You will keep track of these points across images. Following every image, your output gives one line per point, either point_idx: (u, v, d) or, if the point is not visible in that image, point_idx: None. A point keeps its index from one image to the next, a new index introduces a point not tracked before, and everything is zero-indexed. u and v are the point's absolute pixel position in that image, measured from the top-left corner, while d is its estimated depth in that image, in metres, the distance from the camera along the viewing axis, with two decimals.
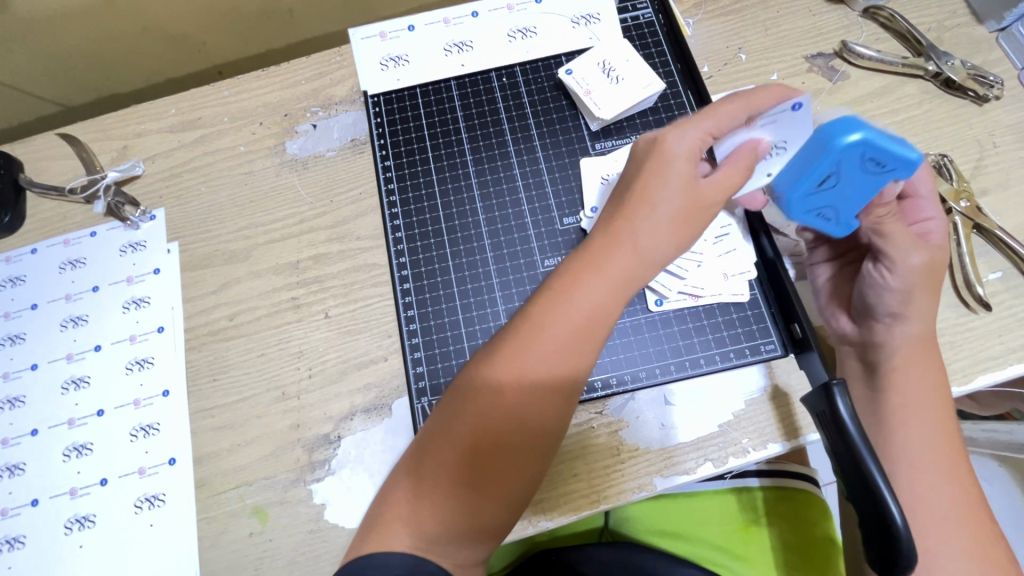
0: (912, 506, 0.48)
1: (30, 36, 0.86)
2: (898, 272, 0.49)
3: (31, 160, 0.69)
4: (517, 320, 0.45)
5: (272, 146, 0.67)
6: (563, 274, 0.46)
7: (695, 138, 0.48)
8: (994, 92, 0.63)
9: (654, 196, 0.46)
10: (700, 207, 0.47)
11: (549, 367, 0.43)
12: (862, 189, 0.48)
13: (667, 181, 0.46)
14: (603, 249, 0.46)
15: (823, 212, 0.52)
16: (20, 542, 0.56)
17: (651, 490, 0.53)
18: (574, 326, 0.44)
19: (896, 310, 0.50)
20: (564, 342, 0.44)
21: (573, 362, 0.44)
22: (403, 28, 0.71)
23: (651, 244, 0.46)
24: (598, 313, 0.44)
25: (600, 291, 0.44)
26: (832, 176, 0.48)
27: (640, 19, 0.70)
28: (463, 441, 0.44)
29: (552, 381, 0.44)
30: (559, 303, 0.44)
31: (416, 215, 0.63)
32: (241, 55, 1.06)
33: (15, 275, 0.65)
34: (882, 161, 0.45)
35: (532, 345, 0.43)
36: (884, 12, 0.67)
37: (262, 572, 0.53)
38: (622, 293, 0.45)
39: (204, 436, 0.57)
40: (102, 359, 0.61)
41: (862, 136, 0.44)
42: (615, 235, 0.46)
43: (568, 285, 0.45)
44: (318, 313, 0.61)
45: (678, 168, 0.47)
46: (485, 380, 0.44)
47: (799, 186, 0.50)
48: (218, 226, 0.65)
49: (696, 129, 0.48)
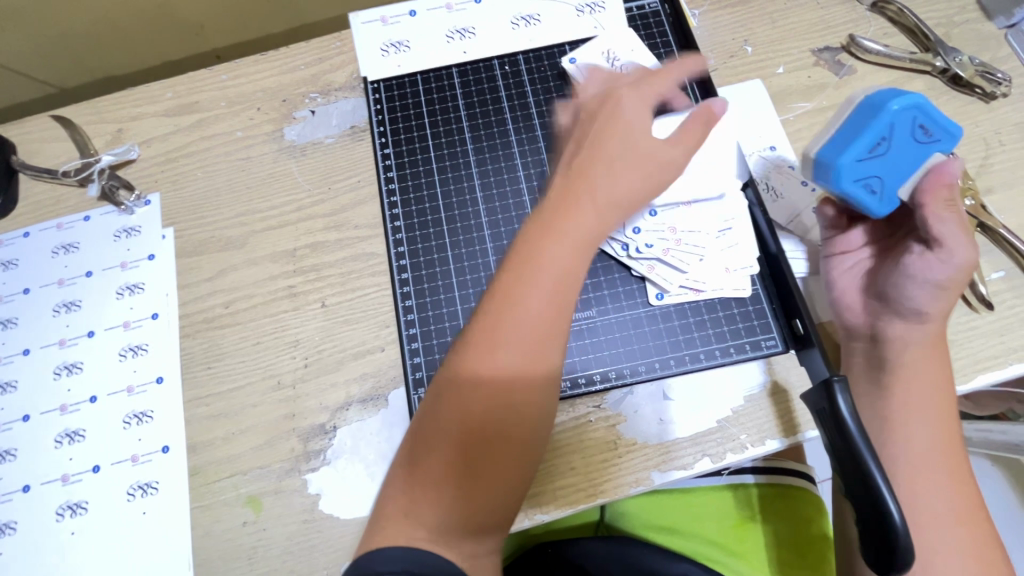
0: (912, 506, 0.47)
1: (22, 16, 0.84)
2: (947, 263, 0.49)
3: (24, 142, 0.68)
4: (489, 297, 0.45)
5: (270, 132, 0.66)
6: (528, 245, 0.45)
7: (641, 102, 0.50)
8: (1001, 89, 0.63)
9: (612, 153, 0.47)
10: (663, 160, 0.48)
11: (529, 339, 0.43)
12: (909, 159, 0.50)
13: (622, 138, 0.47)
14: (563, 209, 0.45)
15: (871, 184, 0.51)
16: (11, 528, 0.55)
17: (648, 485, 0.52)
18: (551, 294, 0.44)
19: (933, 301, 0.50)
20: (540, 316, 0.44)
21: (552, 326, 0.44)
22: (405, 13, 0.70)
23: (614, 201, 0.46)
24: (568, 276, 0.45)
25: (566, 253, 0.45)
26: (884, 142, 0.49)
27: (646, 8, 0.69)
28: (447, 430, 0.44)
29: (528, 355, 0.43)
30: (526, 271, 0.44)
31: (416, 204, 0.63)
32: (239, 38, 1.04)
33: (7, 259, 0.64)
34: (930, 127, 0.49)
35: (503, 324, 0.43)
36: (892, 6, 0.66)
37: (256, 562, 0.53)
38: (588, 252, 0.45)
39: (198, 425, 0.57)
40: (96, 344, 0.60)
41: (914, 99, 0.48)
42: (576, 193, 0.46)
43: (533, 252, 0.45)
44: (314, 302, 0.60)
45: (628, 125, 0.48)
46: (462, 368, 0.44)
47: (854, 149, 0.50)
48: (214, 212, 0.64)
49: (642, 94, 0.50)
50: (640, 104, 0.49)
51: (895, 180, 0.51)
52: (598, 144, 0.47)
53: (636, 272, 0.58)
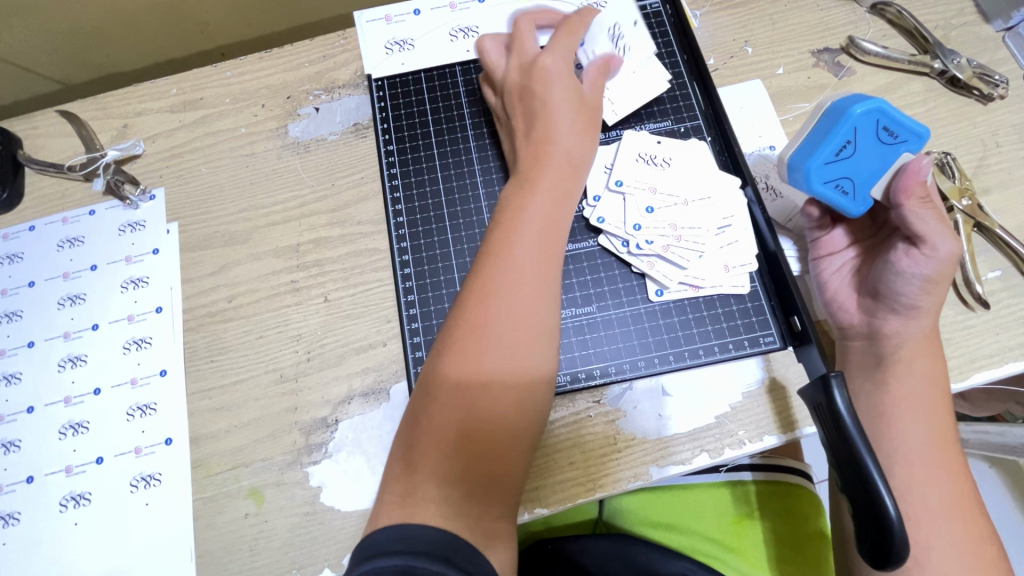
0: (907, 501, 0.48)
1: (28, 12, 0.85)
2: (931, 257, 0.49)
3: (31, 137, 0.69)
4: (471, 283, 0.48)
5: (274, 128, 0.67)
6: (511, 211, 0.51)
7: (562, 58, 0.58)
8: (999, 91, 0.63)
9: (559, 111, 0.55)
10: (593, 110, 0.57)
11: (525, 286, 0.47)
12: (876, 160, 0.51)
13: (562, 96, 0.56)
14: (536, 169, 0.53)
15: (842, 184, 0.52)
16: (15, 518, 0.56)
17: (646, 480, 0.53)
18: (539, 239, 0.50)
19: (919, 297, 0.50)
20: (529, 260, 0.48)
21: (534, 296, 0.47)
22: (409, 12, 0.70)
23: (577, 153, 0.54)
24: (551, 228, 0.51)
25: (543, 205, 0.51)
26: (849, 144, 0.50)
27: (648, 8, 0.69)
28: (454, 393, 0.45)
29: (523, 304, 0.47)
30: (510, 234, 0.49)
31: (418, 201, 0.63)
32: (243, 36, 1.05)
33: (13, 252, 0.64)
34: (893, 129, 0.49)
35: (497, 277, 0.47)
36: (891, 9, 0.67)
37: (257, 554, 0.53)
38: (563, 202, 0.52)
39: (200, 417, 0.57)
40: (100, 338, 0.61)
41: (876, 103, 0.49)
42: (543, 153, 0.54)
43: (516, 212, 0.51)
44: (317, 296, 0.61)
45: (562, 85, 0.56)
46: (461, 327, 0.47)
47: (820, 154, 0.50)
48: (219, 207, 0.65)
49: (559, 52, 0.58)
50: (562, 62, 0.58)
51: (864, 180, 0.52)
52: (545, 104, 0.55)
53: (636, 268, 0.58)
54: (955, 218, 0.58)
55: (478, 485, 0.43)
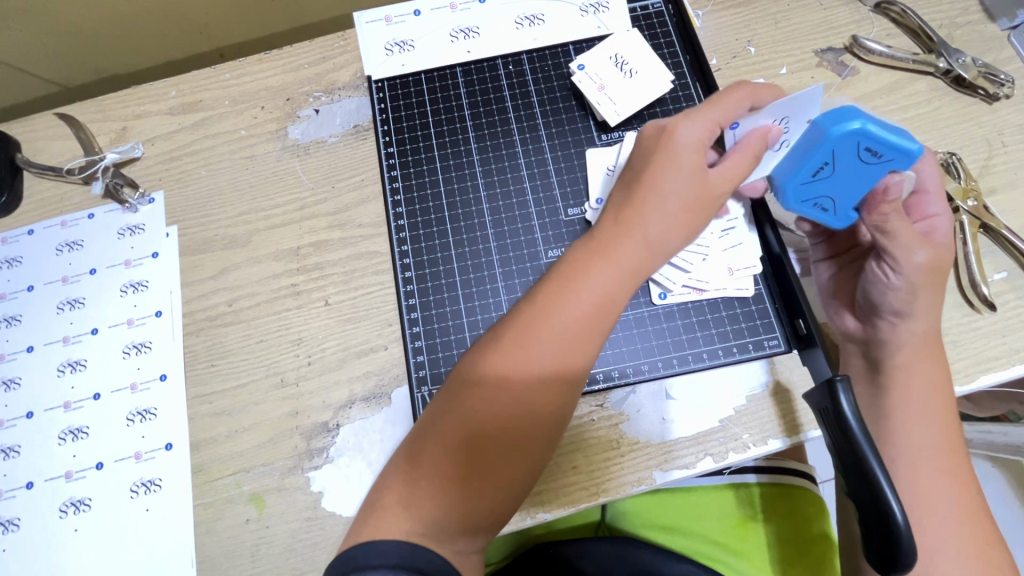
0: (915, 506, 0.48)
1: (26, 13, 0.85)
2: (902, 272, 0.49)
3: (30, 140, 0.68)
4: (508, 324, 0.45)
5: (273, 130, 0.66)
6: (568, 268, 0.45)
7: (703, 130, 0.47)
8: (1004, 90, 0.63)
9: (664, 187, 0.46)
10: (707, 201, 0.47)
11: (553, 352, 0.43)
12: (859, 179, 0.48)
13: (675, 173, 0.46)
14: (612, 242, 0.45)
15: (821, 203, 0.51)
16: (15, 524, 0.55)
17: (650, 485, 0.53)
18: (585, 313, 0.44)
19: (904, 310, 0.50)
20: (568, 332, 0.43)
21: (567, 380, 0.44)
22: (409, 12, 0.70)
23: (664, 237, 0.46)
24: (605, 308, 0.44)
25: (606, 281, 0.44)
26: (827, 166, 0.48)
27: (650, 9, 0.69)
28: (453, 436, 0.43)
29: (549, 375, 0.43)
30: (561, 301, 0.44)
31: (419, 202, 0.63)
32: (242, 36, 1.04)
33: (11, 256, 0.64)
34: (876, 149, 0.46)
35: (536, 337, 0.43)
36: (895, 8, 0.66)
37: (258, 560, 0.53)
38: (629, 285, 0.45)
39: (201, 422, 0.57)
40: (99, 342, 0.61)
41: (856, 125, 0.45)
42: (624, 224, 0.46)
43: (574, 276, 0.45)
44: (318, 300, 0.60)
45: (687, 160, 0.46)
46: (488, 376, 0.43)
47: (795, 176, 0.50)
48: (219, 210, 0.64)
49: (702, 122, 0.47)
50: (697, 134, 0.47)
51: (846, 198, 0.50)
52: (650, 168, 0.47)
53: None
54: (961, 219, 0.57)
55: (465, 516, 0.43)
